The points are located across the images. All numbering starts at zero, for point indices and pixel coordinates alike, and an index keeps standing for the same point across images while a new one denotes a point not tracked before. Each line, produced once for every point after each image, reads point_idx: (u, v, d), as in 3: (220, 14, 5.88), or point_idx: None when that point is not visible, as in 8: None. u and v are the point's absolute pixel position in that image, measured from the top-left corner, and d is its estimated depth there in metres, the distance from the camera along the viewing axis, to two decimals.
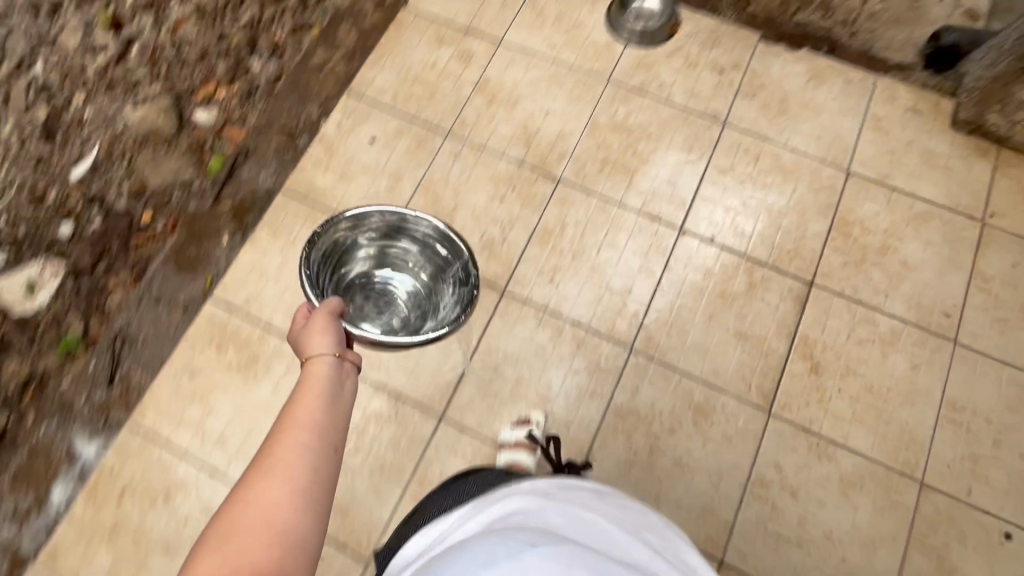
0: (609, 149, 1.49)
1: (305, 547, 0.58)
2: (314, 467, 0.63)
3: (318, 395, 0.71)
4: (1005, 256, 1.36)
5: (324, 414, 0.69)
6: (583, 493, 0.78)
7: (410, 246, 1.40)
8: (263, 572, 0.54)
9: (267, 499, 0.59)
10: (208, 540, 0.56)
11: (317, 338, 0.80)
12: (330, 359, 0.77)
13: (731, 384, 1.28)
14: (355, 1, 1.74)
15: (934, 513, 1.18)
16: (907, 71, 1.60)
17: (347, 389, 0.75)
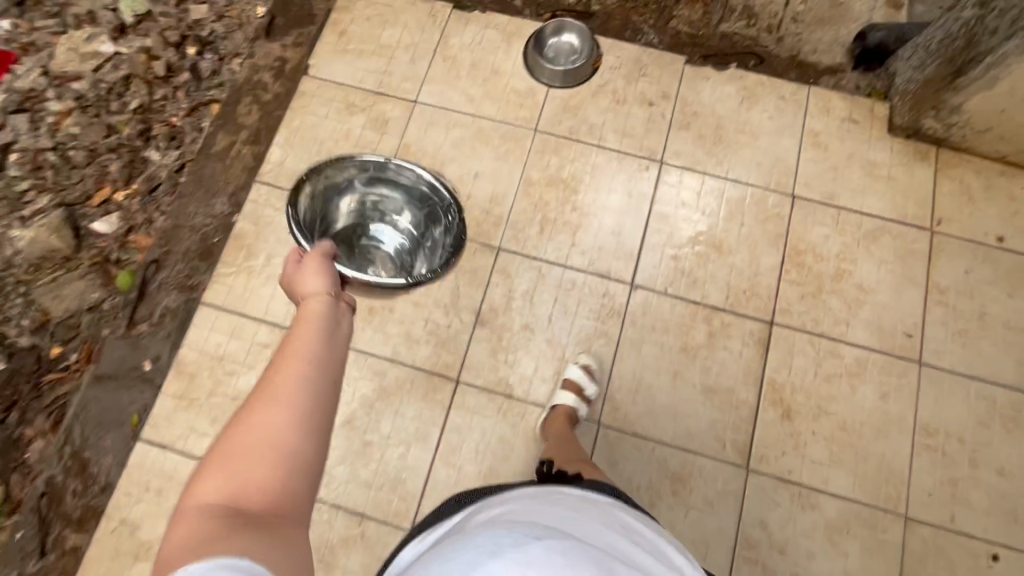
0: (547, 206, 1.40)
1: (309, 467, 0.59)
2: (315, 390, 0.63)
3: (316, 327, 0.73)
4: (958, 263, 1.34)
5: (322, 345, 0.69)
6: (570, 498, 0.80)
7: (391, 194, 1.42)
8: (268, 487, 0.55)
9: (269, 420, 0.59)
10: (215, 456, 0.57)
11: (312, 276, 0.83)
12: (327, 295, 0.79)
13: (705, 444, 1.24)
14: (252, 73, 1.60)
15: (922, 545, 1.17)
16: (836, 75, 1.55)
17: (344, 324, 0.77)
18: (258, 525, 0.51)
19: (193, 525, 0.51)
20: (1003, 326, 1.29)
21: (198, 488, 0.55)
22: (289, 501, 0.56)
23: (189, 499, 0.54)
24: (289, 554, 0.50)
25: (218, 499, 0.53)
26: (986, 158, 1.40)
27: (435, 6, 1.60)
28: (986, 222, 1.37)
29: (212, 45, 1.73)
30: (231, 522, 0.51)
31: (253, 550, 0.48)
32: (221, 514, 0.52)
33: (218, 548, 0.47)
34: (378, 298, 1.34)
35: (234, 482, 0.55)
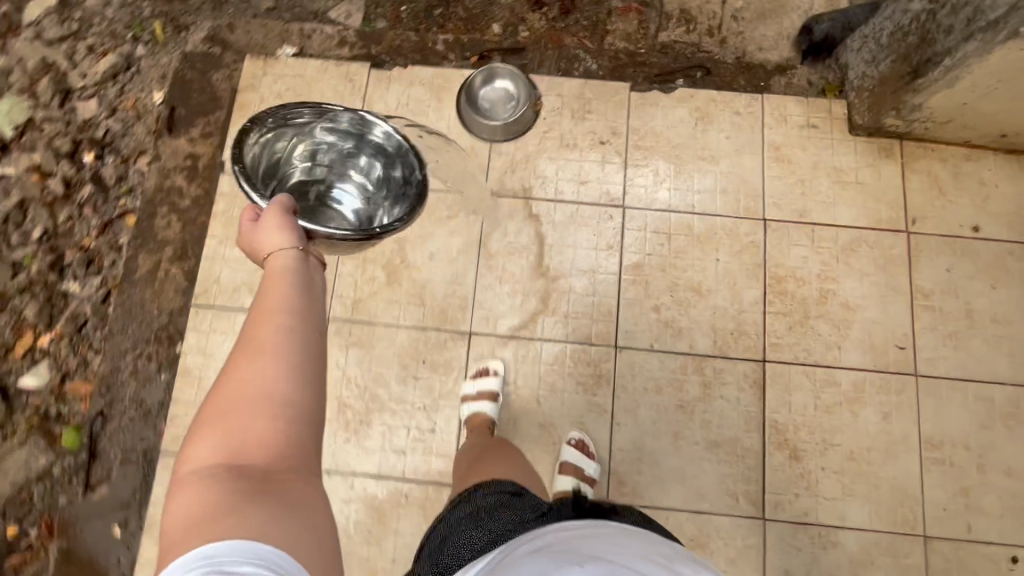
0: (514, 276, 1.31)
1: (303, 424, 0.61)
2: (301, 346, 0.65)
3: (287, 286, 0.71)
4: (938, 262, 1.30)
5: (299, 301, 0.69)
6: (614, 529, 0.68)
7: (342, 141, 1.22)
8: (270, 442, 0.58)
9: (260, 379, 0.61)
10: (208, 423, 0.59)
11: (269, 231, 0.77)
12: (291, 250, 0.76)
13: (719, 501, 1.20)
14: (164, 177, 1.44)
15: (944, 562, 1.17)
16: (787, 72, 1.46)
17: (315, 281, 0.75)
18: (263, 489, 0.54)
19: (200, 489, 0.53)
20: (990, 320, 1.28)
21: (196, 453, 0.57)
22: (291, 458, 0.58)
23: (189, 464, 0.56)
24: (299, 511, 0.53)
25: (217, 463, 0.56)
26: (949, 144, 1.36)
27: (351, 68, 1.49)
28: (958, 212, 1.33)
29: (112, 145, 1.53)
30: (236, 486, 0.53)
31: (263, 517, 0.50)
32: (223, 477, 0.54)
33: (228, 518, 0.49)
34: (354, 410, 1.27)
35: (231, 447, 0.57)
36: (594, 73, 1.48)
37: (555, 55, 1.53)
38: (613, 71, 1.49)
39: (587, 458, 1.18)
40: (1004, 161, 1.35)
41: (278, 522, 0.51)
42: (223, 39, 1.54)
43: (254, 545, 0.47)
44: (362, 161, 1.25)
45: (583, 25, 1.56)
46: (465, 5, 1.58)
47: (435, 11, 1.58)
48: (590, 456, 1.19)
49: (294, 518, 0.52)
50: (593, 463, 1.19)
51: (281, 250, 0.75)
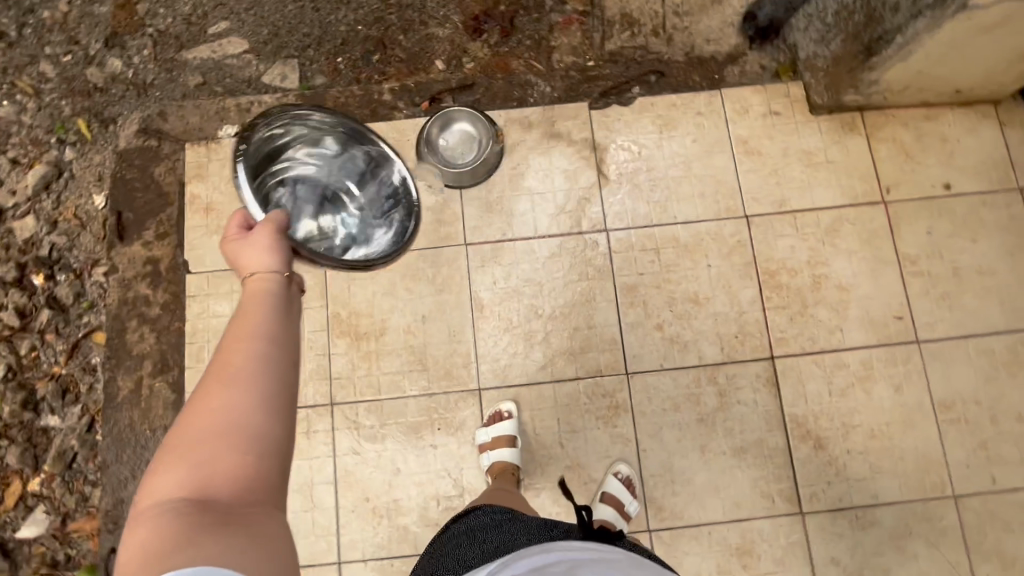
0: (512, 321, 1.28)
1: (272, 454, 0.55)
2: (275, 372, 0.59)
3: (267, 306, 0.65)
4: (918, 227, 1.33)
5: (277, 322, 0.63)
6: (620, 557, 0.74)
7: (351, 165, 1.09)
8: (234, 477, 0.52)
9: (228, 407, 0.55)
10: (169, 451, 0.53)
11: (255, 249, 0.70)
12: (274, 271, 0.69)
13: (756, 505, 1.21)
14: (126, 287, 1.36)
15: (977, 518, 1.21)
16: (738, 61, 1.45)
17: (294, 300, 0.69)
18: (227, 524, 0.49)
19: (154, 527, 0.48)
20: (976, 274, 1.31)
21: (155, 486, 0.51)
22: (257, 492, 0.53)
23: (147, 498, 0.51)
24: (262, 547, 0.49)
25: (179, 497, 0.50)
26: (907, 107, 1.38)
27: None
28: (928, 173, 1.35)
29: (61, 261, 1.42)
30: (196, 523, 0.48)
31: (223, 555, 0.46)
32: (183, 513, 0.49)
33: (185, 557, 0.45)
34: (377, 493, 1.23)
35: (195, 477, 0.51)
36: (550, 95, 1.46)
37: (506, 83, 1.50)
38: (567, 89, 1.47)
39: (629, 494, 1.19)
40: (961, 115, 1.38)
41: (241, 562, 0.46)
42: (157, 129, 1.45)
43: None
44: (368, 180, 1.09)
45: (527, 45, 1.54)
46: (402, 44, 1.56)
47: (373, 55, 1.56)
48: (631, 492, 1.20)
49: (259, 557, 0.48)
50: (634, 500, 1.20)
51: (265, 271, 0.69)
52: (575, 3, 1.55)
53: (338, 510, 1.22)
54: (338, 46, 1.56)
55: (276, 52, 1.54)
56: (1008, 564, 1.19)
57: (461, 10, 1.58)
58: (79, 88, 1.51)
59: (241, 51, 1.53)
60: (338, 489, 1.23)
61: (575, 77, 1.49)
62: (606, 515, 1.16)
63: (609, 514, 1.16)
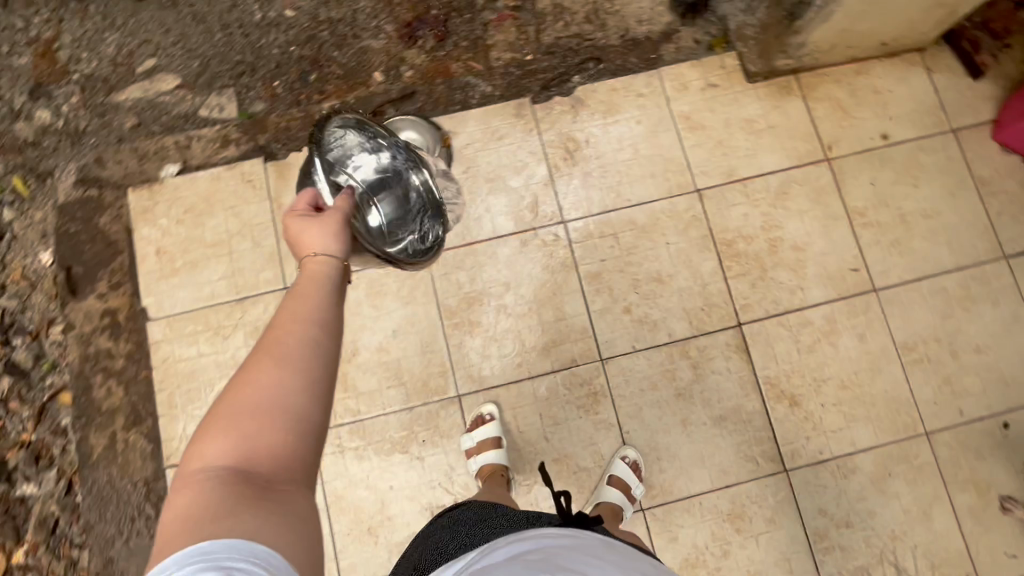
0: (483, 324, 1.29)
1: (313, 435, 0.57)
2: (324, 355, 0.61)
3: (319, 291, 0.68)
4: (862, 179, 1.37)
5: (327, 307, 0.66)
6: (594, 541, 0.77)
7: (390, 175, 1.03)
8: (277, 452, 0.54)
9: (277, 382, 0.57)
10: (218, 418, 0.55)
11: (318, 232, 0.74)
12: (331, 259, 0.72)
13: (742, 470, 1.24)
14: (86, 343, 1.32)
15: (950, 450, 1.26)
16: (672, 38, 1.46)
17: (342, 289, 0.71)
18: (266, 498, 0.51)
19: (199, 491, 0.50)
20: (922, 218, 1.35)
21: (203, 449, 0.53)
22: (296, 470, 0.54)
23: (195, 460, 0.53)
24: (295, 525, 0.50)
25: (224, 464, 0.52)
26: (838, 65, 1.41)
27: (243, 166, 1.39)
28: (865, 126, 1.39)
29: (14, 325, 1.37)
30: (237, 493, 0.50)
31: (259, 527, 0.48)
32: (227, 480, 0.51)
33: (227, 524, 0.47)
34: (371, 513, 1.22)
35: (241, 447, 0.53)
36: (493, 95, 1.47)
37: (447, 88, 1.50)
38: (509, 87, 1.47)
39: (633, 476, 1.21)
40: (889, 66, 1.42)
41: (277, 537, 0.48)
42: (96, 177, 1.41)
43: (253, 552, 0.45)
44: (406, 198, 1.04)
45: (463, 47, 1.53)
46: (338, 60, 1.54)
47: (310, 74, 1.53)
48: (636, 474, 1.21)
49: (292, 534, 0.49)
50: (639, 482, 1.21)
51: (324, 256, 0.72)
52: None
53: (334, 536, 1.22)
54: (272, 70, 1.53)
55: (209, 83, 1.51)
56: (983, 490, 1.24)
57: (393, 19, 1.57)
58: (9, 145, 1.45)
59: (173, 86, 1.50)
60: (331, 515, 1.22)
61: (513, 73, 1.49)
62: (614, 499, 1.17)
63: (617, 498, 1.17)
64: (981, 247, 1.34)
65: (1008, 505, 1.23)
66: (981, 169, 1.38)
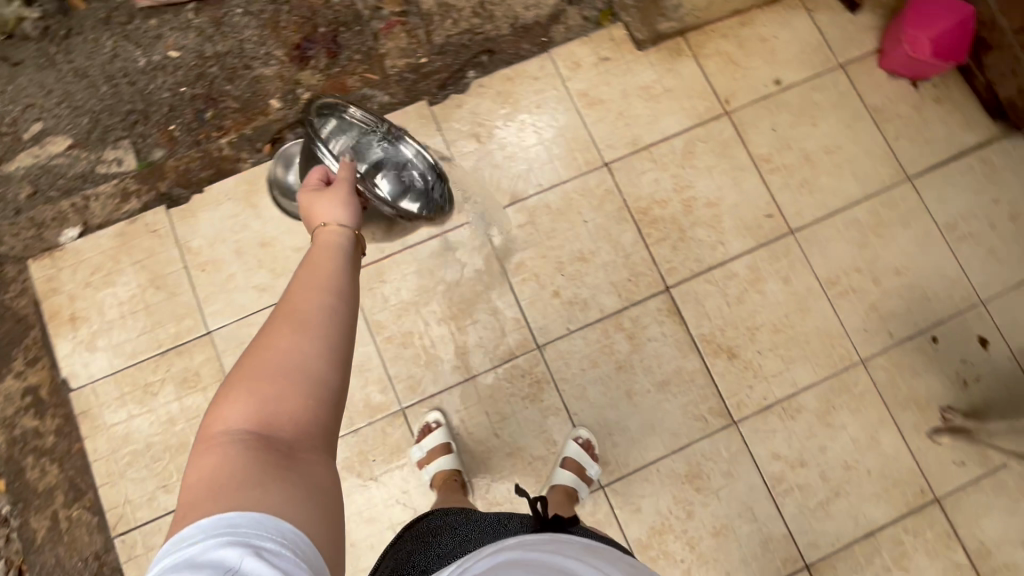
0: (415, 334, 1.28)
1: (333, 405, 0.57)
2: (342, 327, 0.62)
3: (334, 266, 0.69)
4: (763, 126, 1.39)
5: (342, 280, 0.67)
6: (575, 545, 0.74)
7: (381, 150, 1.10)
8: (300, 419, 0.54)
9: (299, 351, 0.57)
10: (238, 381, 0.55)
11: (329, 203, 0.79)
12: (344, 231, 0.76)
13: (692, 430, 1.25)
14: (9, 427, 1.27)
15: (886, 373, 1.29)
16: (560, 18, 1.47)
17: (354, 263, 0.73)
18: (290, 466, 0.51)
19: (222, 455, 0.50)
20: (825, 154, 1.38)
21: (225, 412, 0.53)
22: (317, 439, 0.55)
23: (216, 423, 0.52)
24: (317, 499, 0.50)
25: (246, 428, 0.52)
26: (722, 19, 1.44)
27: (147, 217, 1.35)
28: (758, 75, 1.41)
29: None
30: (262, 459, 0.50)
31: (284, 496, 0.48)
32: (250, 445, 0.51)
33: (253, 491, 0.47)
34: None
35: (264, 412, 0.53)
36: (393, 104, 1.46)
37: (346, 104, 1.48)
38: (407, 93, 1.46)
39: (589, 457, 1.21)
40: (771, 14, 1.45)
41: (300, 510, 0.48)
42: None
43: (280, 533, 0.45)
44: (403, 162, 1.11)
45: (357, 60, 1.52)
46: (232, 94, 1.51)
47: (206, 112, 1.49)
48: (591, 456, 1.21)
49: (314, 506, 0.49)
50: (595, 463, 1.21)
51: (336, 230, 0.76)
52: (390, 6, 1.53)
53: None
54: (166, 114, 1.49)
55: (102, 137, 1.46)
56: (923, 405, 1.28)
57: (282, 44, 1.54)
58: None
59: (65, 147, 1.45)
60: None
61: (409, 78, 1.48)
62: (563, 479, 1.17)
63: (566, 478, 1.18)
64: (884, 173, 1.38)
65: (948, 415, 1.26)
66: (873, 98, 1.41)
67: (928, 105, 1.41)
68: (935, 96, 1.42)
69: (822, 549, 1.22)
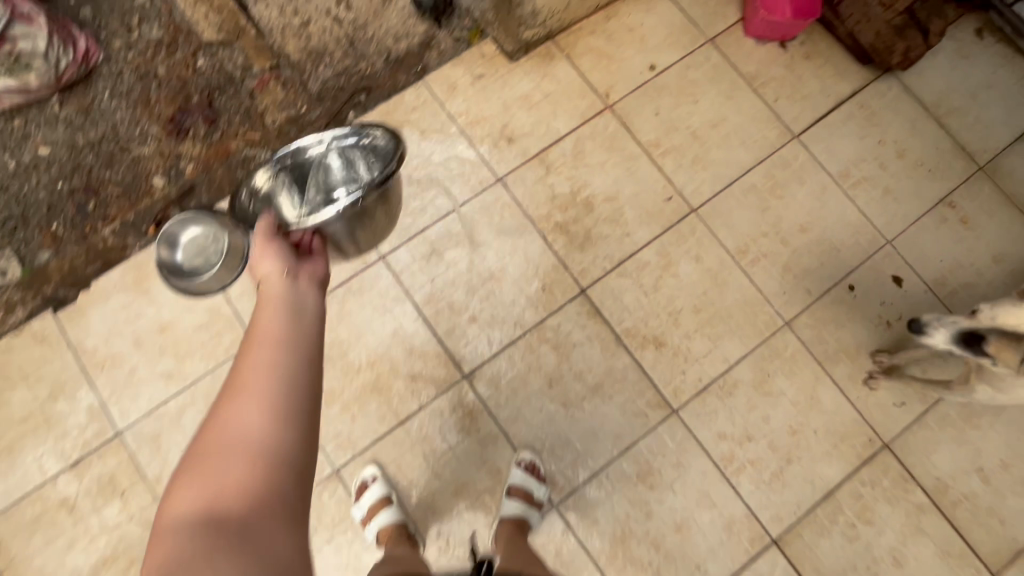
0: (335, 389, 1.23)
1: (289, 474, 0.51)
2: (287, 382, 0.55)
3: (277, 312, 0.62)
4: (647, 112, 1.40)
5: (287, 326, 0.60)
6: None
7: (314, 178, 1.05)
8: (249, 495, 0.49)
9: (241, 421, 0.52)
10: (191, 463, 0.51)
11: (270, 253, 0.72)
12: (289, 276, 0.68)
13: (634, 427, 1.23)
14: None
15: (813, 329, 1.29)
16: (431, 44, 1.46)
17: (309, 302, 0.66)
18: (235, 556, 0.45)
19: (168, 550, 0.46)
20: (712, 128, 1.39)
21: (176, 501, 0.49)
22: (273, 517, 0.49)
23: (166, 515, 0.48)
24: None
25: (190, 518, 0.47)
26: (588, 17, 1.45)
27: (36, 325, 1.28)
28: (632, 64, 1.43)
29: None
30: (207, 552, 0.45)
31: None
32: (194, 537, 0.46)
33: None
34: None
35: (212, 496, 0.48)
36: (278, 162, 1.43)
37: (231, 170, 1.45)
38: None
39: (534, 481, 1.16)
40: (633, 3, 1.47)
41: None
42: None
43: None
44: (333, 157, 1.03)
45: (237, 122, 1.48)
46: (113, 180, 1.45)
47: (87, 204, 1.42)
48: (537, 478, 1.17)
49: None
50: (542, 485, 1.17)
51: (280, 275, 0.68)
52: (260, 62, 1.50)
53: None
54: (45, 215, 1.41)
55: None
56: (854, 354, 1.28)
57: (157, 119, 1.49)
58: None
59: None
60: None
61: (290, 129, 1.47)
62: (509, 510, 1.13)
63: (513, 509, 1.13)
64: (772, 135, 1.39)
65: (878, 357, 1.25)
66: (747, 65, 1.44)
67: (800, 63, 1.44)
68: (804, 53, 1.45)
69: (785, 520, 1.20)
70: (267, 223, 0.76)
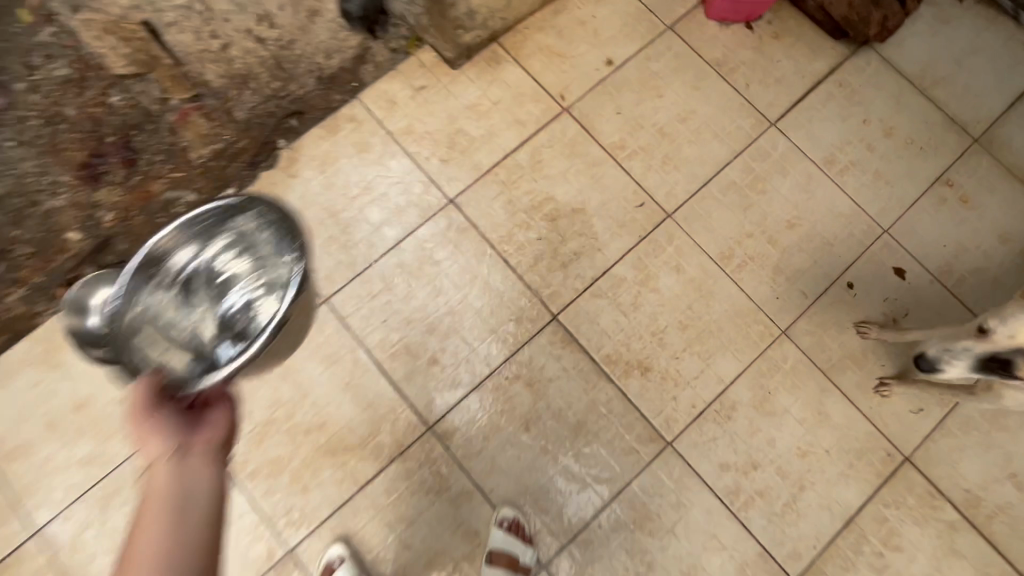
0: (282, 458, 1.07)
1: None
2: None
3: (164, 516, 0.53)
4: (608, 111, 1.26)
5: (178, 537, 0.52)
6: None
7: (197, 285, 0.89)
8: None
9: None
10: None
11: (159, 434, 0.58)
12: (181, 460, 0.57)
13: (626, 467, 1.09)
14: None
15: (813, 336, 1.16)
16: (365, 57, 1.32)
17: (206, 488, 0.57)
18: None
19: None
20: (681, 123, 1.26)
21: None
22: None
23: None
24: None
25: None
26: (534, 13, 1.32)
27: None
28: (587, 60, 1.29)
29: None
30: None
31: None
32: None
33: None
34: None
35: None
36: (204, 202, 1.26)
37: (154, 216, 1.27)
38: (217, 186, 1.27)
39: (521, 543, 1.03)
40: None
41: None
42: None
43: None
44: (218, 258, 0.90)
45: (158, 162, 1.30)
46: (19, 241, 1.24)
47: None
48: (523, 539, 1.03)
49: None
50: (529, 547, 1.03)
51: (171, 457, 0.57)
52: (176, 92, 1.32)
53: None
54: None
55: None
56: (861, 359, 1.15)
57: (66, 164, 1.30)
58: None
59: None
60: None
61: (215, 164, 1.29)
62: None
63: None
64: (747, 125, 1.26)
65: (865, 331, 1.14)
66: (712, 51, 1.31)
67: (769, 44, 1.32)
68: (773, 32, 1.32)
69: (804, 556, 1.06)
70: (142, 387, 0.59)
